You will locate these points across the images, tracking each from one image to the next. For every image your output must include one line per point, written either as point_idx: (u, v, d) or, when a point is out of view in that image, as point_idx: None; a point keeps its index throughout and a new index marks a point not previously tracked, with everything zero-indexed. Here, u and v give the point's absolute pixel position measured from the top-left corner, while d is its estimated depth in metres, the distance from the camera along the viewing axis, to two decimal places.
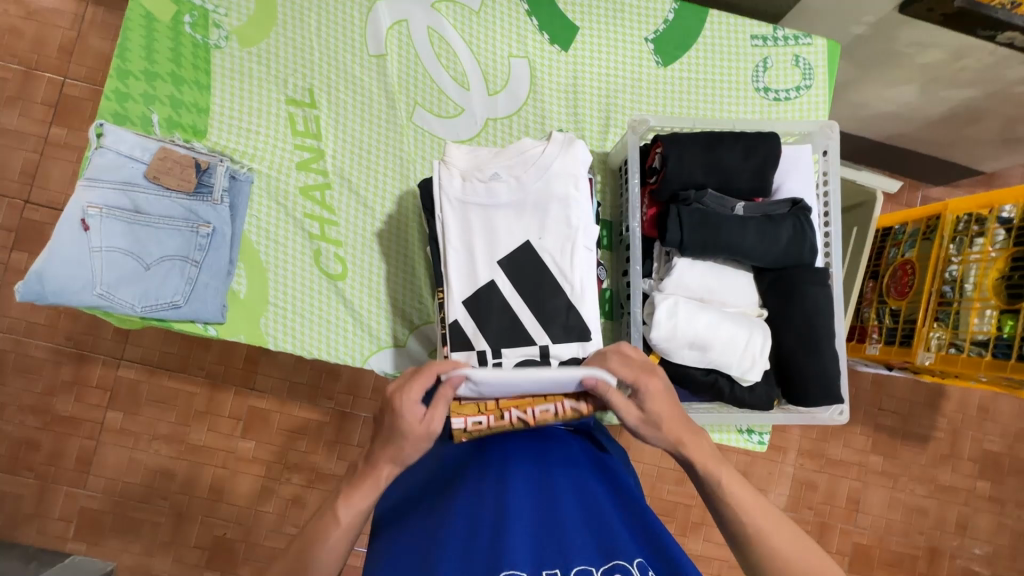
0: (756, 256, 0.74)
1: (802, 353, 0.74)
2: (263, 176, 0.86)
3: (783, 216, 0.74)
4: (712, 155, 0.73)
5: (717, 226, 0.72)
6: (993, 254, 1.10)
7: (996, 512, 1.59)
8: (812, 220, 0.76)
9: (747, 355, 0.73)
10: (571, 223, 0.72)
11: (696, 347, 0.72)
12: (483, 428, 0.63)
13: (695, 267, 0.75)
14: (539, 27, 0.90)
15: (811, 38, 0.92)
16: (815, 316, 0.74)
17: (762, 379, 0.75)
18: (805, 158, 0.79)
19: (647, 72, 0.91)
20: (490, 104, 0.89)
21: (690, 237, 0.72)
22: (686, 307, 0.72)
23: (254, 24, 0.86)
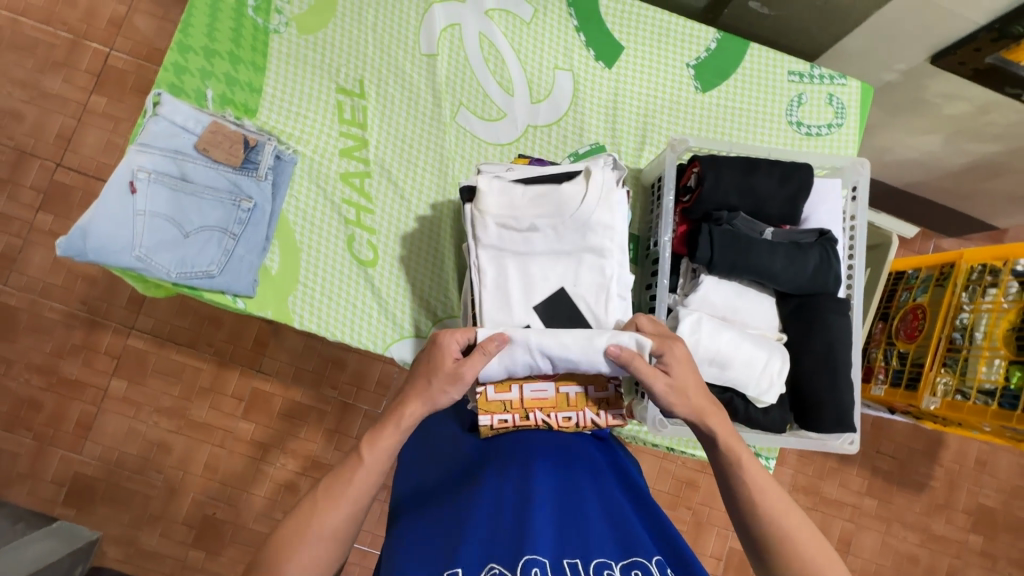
0: (785, 282, 0.75)
1: (818, 381, 0.75)
2: (307, 159, 0.88)
3: (811, 245, 0.76)
4: (748, 179, 0.76)
5: (747, 247, 0.73)
6: (1006, 304, 1.12)
7: (986, 568, 1.59)
8: (837, 252, 0.78)
9: (765, 376, 0.74)
10: (606, 272, 0.75)
11: (717, 365, 0.73)
12: (508, 426, 0.69)
13: (721, 286, 0.76)
14: (586, 43, 0.93)
15: (846, 79, 0.95)
16: (834, 344, 0.75)
17: (777, 403, 0.77)
18: (835, 190, 0.81)
19: (686, 95, 0.95)
20: (531, 112, 0.92)
21: (720, 255, 0.73)
22: (710, 325, 0.74)
23: (315, 13, 0.89)
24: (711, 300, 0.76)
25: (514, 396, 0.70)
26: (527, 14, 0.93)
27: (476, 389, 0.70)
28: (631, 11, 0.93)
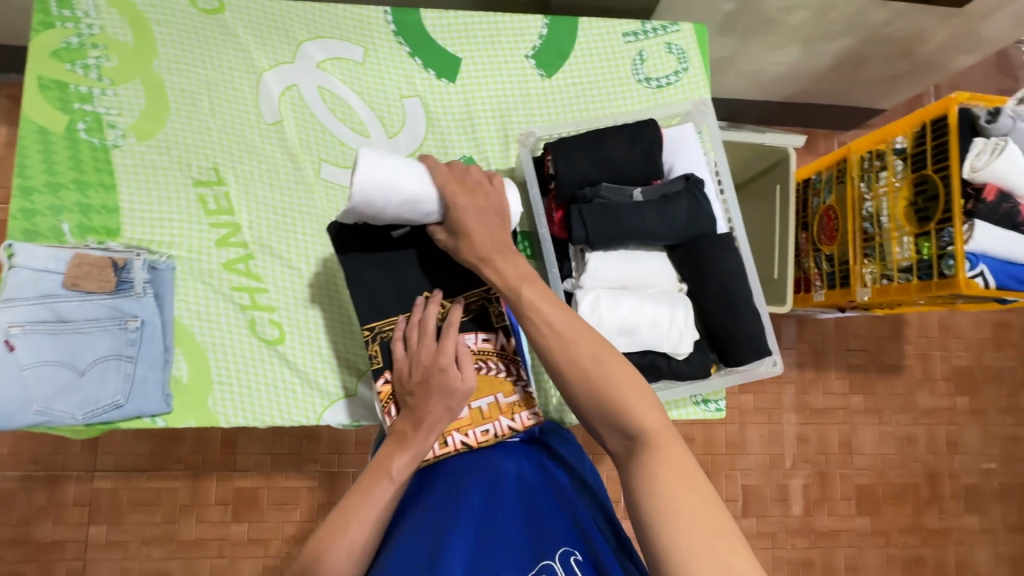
0: (666, 233, 0.77)
1: (727, 317, 0.77)
2: (184, 261, 0.87)
3: (678, 194, 0.78)
4: (599, 151, 0.77)
5: (618, 214, 0.75)
6: (897, 183, 1.16)
7: (981, 424, 1.80)
8: (706, 191, 0.81)
9: (674, 328, 0.76)
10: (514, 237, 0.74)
11: (625, 331, 0.75)
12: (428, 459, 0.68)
13: (608, 258, 0.77)
14: (424, 65, 0.95)
15: (677, 25, 0.99)
16: (728, 276, 0.77)
17: (696, 349, 0.79)
18: (689, 135, 0.83)
19: (533, 85, 0.96)
20: (392, 145, 0.93)
21: (594, 231, 0.75)
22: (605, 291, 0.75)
23: (149, 117, 0.88)
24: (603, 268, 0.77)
25: None
26: (358, 55, 0.94)
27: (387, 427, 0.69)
28: (456, 24, 0.95)
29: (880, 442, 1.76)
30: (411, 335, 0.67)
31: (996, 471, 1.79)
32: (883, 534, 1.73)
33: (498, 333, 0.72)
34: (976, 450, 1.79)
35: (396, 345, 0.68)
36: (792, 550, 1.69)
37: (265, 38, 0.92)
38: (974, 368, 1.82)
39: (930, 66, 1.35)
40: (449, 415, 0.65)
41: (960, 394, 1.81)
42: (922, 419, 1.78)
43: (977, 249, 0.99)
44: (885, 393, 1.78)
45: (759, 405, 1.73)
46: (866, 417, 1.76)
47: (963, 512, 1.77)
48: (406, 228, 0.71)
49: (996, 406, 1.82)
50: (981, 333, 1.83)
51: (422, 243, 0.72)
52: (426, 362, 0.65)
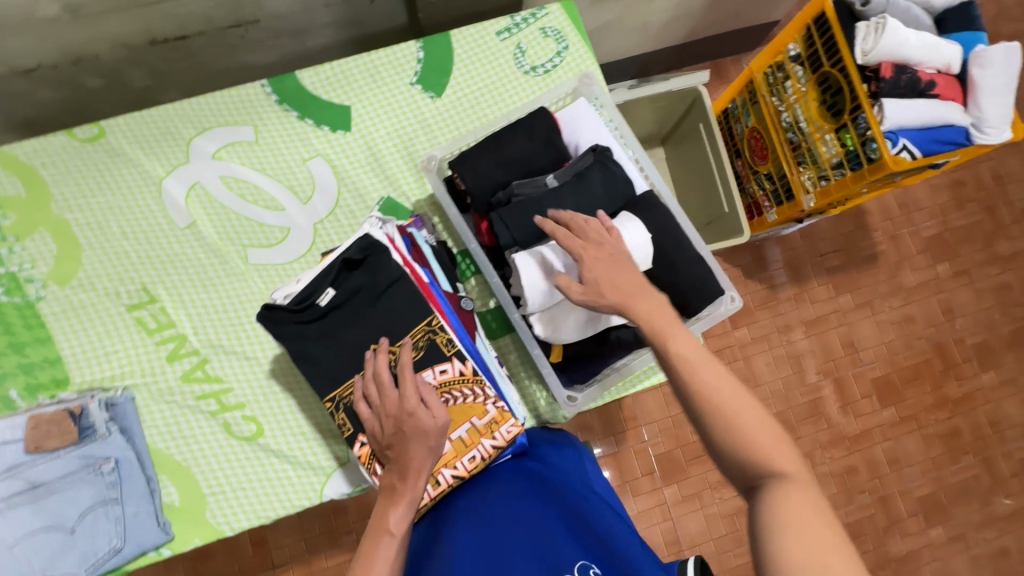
0: (594, 210, 0.77)
1: (672, 273, 0.78)
2: (142, 387, 0.85)
3: (589, 169, 0.79)
4: (501, 153, 0.78)
5: (536, 208, 0.75)
6: (803, 87, 1.17)
7: (968, 283, 1.83)
8: (615, 157, 0.82)
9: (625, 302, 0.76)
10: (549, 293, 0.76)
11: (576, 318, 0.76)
12: (427, 501, 0.69)
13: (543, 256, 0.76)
14: (317, 123, 0.95)
15: (545, 9, 1.00)
16: (662, 231, 0.78)
17: None
18: (585, 108, 0.84)
19: (427, 108, 0.97)
20: (310, 210, 0.93)
21: (518, 232, 0.75)
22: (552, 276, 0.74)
23: (64, 261, 0.87)
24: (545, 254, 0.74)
25: None
26: (250, 134, 0.94)
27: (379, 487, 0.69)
28: (334, 76, 0.96)
29: (880, 332, 1.78)
30: (370, 391, 0.66)
31: (997, 323, 1.81)
32: (913, 419, 1.74)
33: (453, 360, 0.68)
34: (972, 310, 1.81)
35: (360, 406, 0.67)
36: (832, 463, 1.69)
37: (153, 147, 0.91)
38: (943, 233, 1.85)
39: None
40: (433, 454, 0.64)
41: (939, 262, 1.83)
42: (913, 297, 1.80)
43: (893, 126, 1.00)
44: (869, 284, 1.80)
45: (756, 335, 1.74)
46: (859, 312, 1.78)
47: (980, 371, 1.78)
48: (331, 294, 0.68)
49: (977, 262, 1.84)
50: (938, 199, 1.87)
51: (351, 303, 0.69)
52: (393, 411, 0.65)
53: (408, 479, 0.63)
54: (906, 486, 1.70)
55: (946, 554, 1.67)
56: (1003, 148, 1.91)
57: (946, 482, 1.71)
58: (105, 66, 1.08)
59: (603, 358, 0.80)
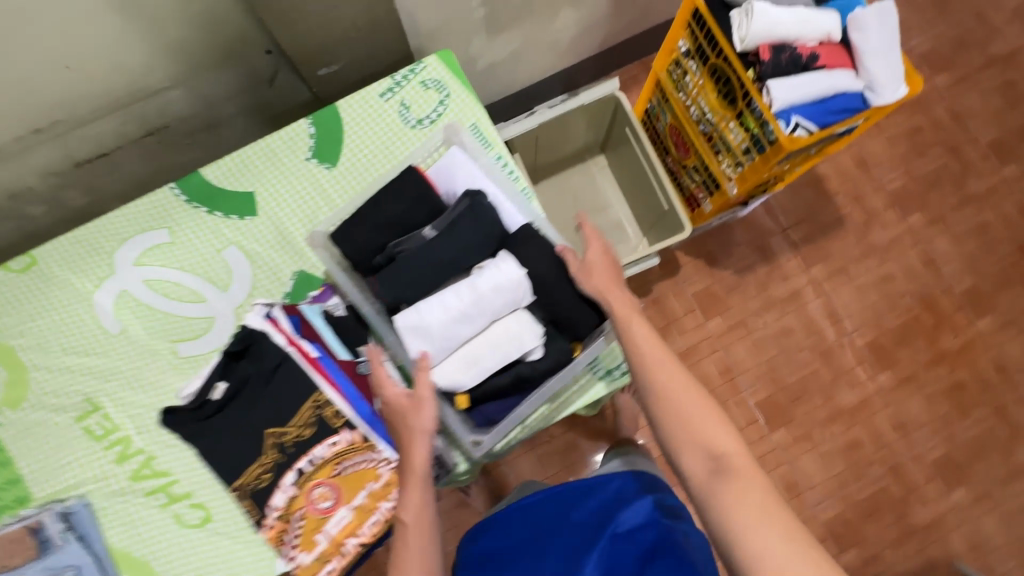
0: (475, 253, 0.83)
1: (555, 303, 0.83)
2: (96, 490, 0.90)
3: (459, 218, 0.82)
4: (373, 216, 0.82)
5: (411, 266, 0.79)
6: (700, 80, 1.17)
7: (945, 230, 1.76)
8: (486, 199, 0.85)
9: (516, 337, 0.80)
10: (447, 348, 0.79)
11: (468, 363, 0.79)
12: (338, 570, 0.83)
13: (429, 315, 0.78)
14: (226, 214, 1.00)
15: (423, 63, 1.04)
16: (543, 266, 0.83)
17: (550, 344, 0.83)
18: (456, 156, 0.88)
19: (326, 180, 1.01)
20: (229, 296, 0.97)
21: (397, 289, 0.79)
22: (434, 331, 0.78)
23: (13, 386, 0.94)
24: (424, 307, 0.78)
25: (324, 541, 0.82)
26: (166, 237, 0.99)
27: (294, 566, 0.82)
28: (235, 167, 1.02)
29: (860, 297, 1.72)
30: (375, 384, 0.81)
31: (985, 265, 1.73)
32: (912, 380, 1.67)
33: (342, 431, 0.82)
34: (954, 256, 1.74)
35: (285, 477, 0.81)
36: (833, 440, 1.64)
37: (80, 265, 0.98)
38: (909, 183, 1.79)
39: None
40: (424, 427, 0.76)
41: (910, 214, 1.77)
42: (888, 254, 1.75)
43: (783, 105, 0.99)
44: (839, 249, 1.75)
45: (731, 323, 1.71)
46: (834, 280, 1.73)
47: (976, 319, 1.70)
48: (222, 387, 0.81)
49: (950, 207, 1.77)
50: (897, 150, 1.81)
51: (240, 393, 0.82)
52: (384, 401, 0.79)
53: (410, 467, 0.76)
54: (918, 451, 1.63)
55: (974, 516, 1.59)
56: (956, 85, 1.86)
57: (960, 441, 1.63)
58: (41, 194, 1.16)
59: (510, 396, 0.82)
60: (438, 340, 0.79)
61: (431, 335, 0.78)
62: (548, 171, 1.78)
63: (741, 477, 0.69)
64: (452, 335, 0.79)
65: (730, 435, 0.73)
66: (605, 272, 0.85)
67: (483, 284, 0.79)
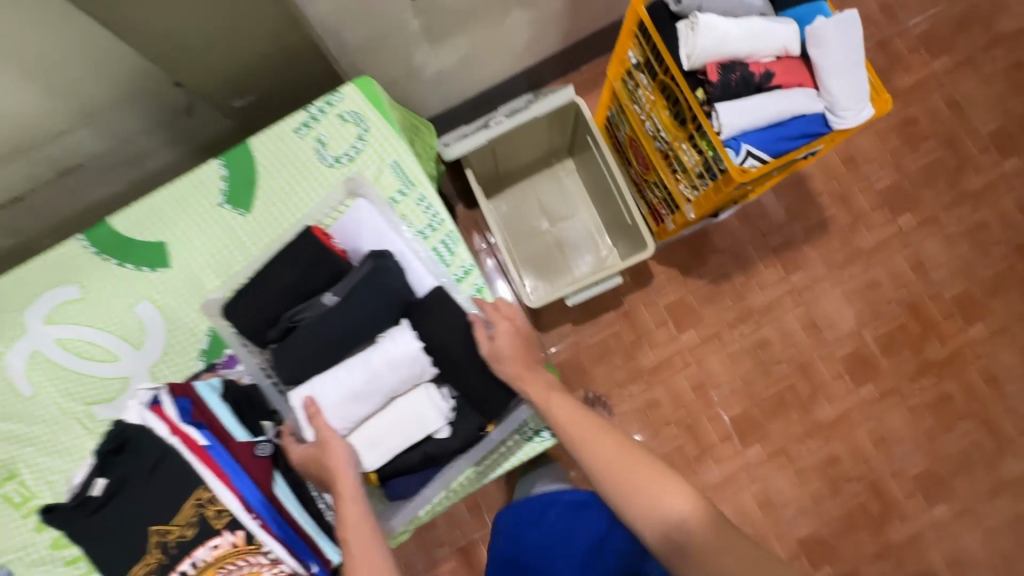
0: (376, 323, 0.86)
1: (457, 380, 0.87)
2: (16, 559, 0.88)
3: (356, 291, 0.84)
4: (270, 291, 0.85)
5: (306, 342, 0.83)
6: (652, 95, 1.07)
7: (937, 231, 1.65)
8: (386, 265, 0.86)
9: (418, 415, 0.85)
10: (347, 426, 0.84)
11: (372, 444, 0.84)
12: None
13: (327, 396, 0.82)
14: (136, 266, 0.95)
15: (340, 93, 0.95)
16: (444, 336, 0.86)
17: (459, 423, 0.87)
18: (356, 216, 0.90)
19: (239, 227, 0.95)
20: (144, 354, 0.93)
21: (293, 365, 0.83)
22: (331, 412, 0.82)
23: None
24: (320, 389, 0.82)
25: None
26: (75, 292, 0.94)
27: None
28: (143, 214, 0.95)
29: (843, 305, 1.64)
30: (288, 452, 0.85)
31: (978, 268, 1.63)
32: (894, 393, 1.60)
33: (224, 533, 0.77)
34: (945, 259, 1.64)
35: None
36: (810, 455, 1.58)
37: None
38: (900, 181, 1.67)
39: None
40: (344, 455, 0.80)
41: (900, 214, 1.66)
42: (874, 259, 1.65)
43: (733, 133, 0.89)
44: (822, 254, 1.66)
45: (705, 335, 1.64)
46: (816, 288, 1.65)
47: (965, 326, 1.61)
48: (100, 484, 0.77)
49: (943, 206, 1.66)
50: (888, 145, 1.69)
51: (118, 491, 0.77)
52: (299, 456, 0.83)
53: (342, 525, 0.75)
54: (898, 465, 1.57)
55: (955, 532, 1.54)
56: (956, 70, 1.71)
57: (943, 454, 1.57)
58: None
59: (421, 471, 0.88)
60: (336, 420, 0.83)
61: (329, 418, 0.83)
62: (510, 180, 1.69)
63: (705, 543, 0.71)
64: (352, 416, 0.84)
65: (682, 493, 0.74)
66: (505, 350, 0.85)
67: (383, 362, 0.83)
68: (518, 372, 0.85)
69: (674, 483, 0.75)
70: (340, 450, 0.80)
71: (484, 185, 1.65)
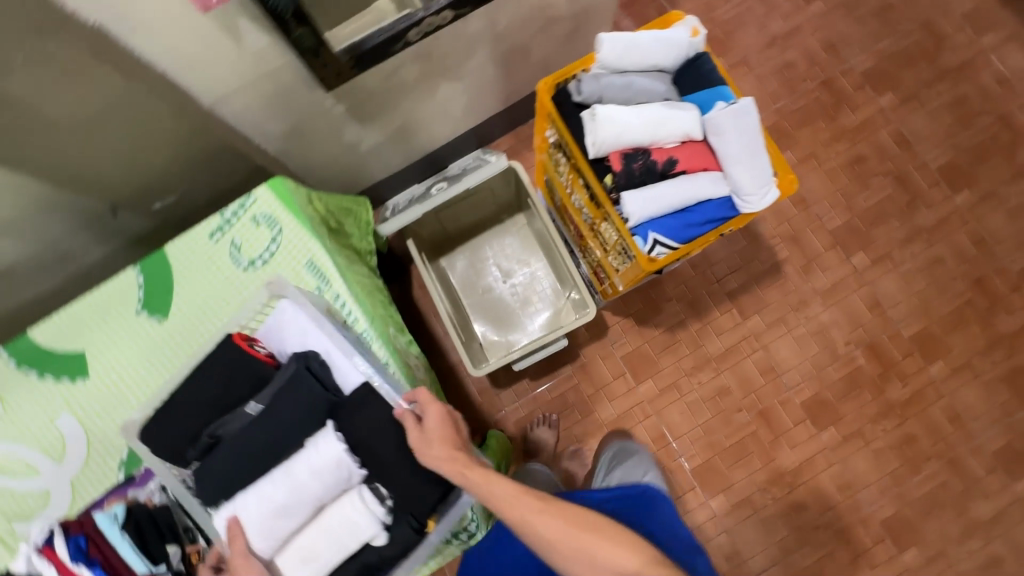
0: (302, 427, 0.83)
1: (390, 478, 0.83)
2: None
3: (276, 396, 0.83)
4: (191, 403, 0.84)
5: (227, 452, 0.81)
6: (571, 174, 1.06)
7: (892, 268, 1.64)
8: (309, 367, 0.86)
9: (347, 524, 0.79)
10: (275, 543, 0.81)
11: (304, 561, 0.79)
12: None
13: (245, 514, 0.79)
14: (56, 377, 0.94)
15: (252, 197, 0.96)
16: (367, 437, 0.83)
17: (395, 527, 0.83)
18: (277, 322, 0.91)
19: (157, 334, 0.95)
20: (65, 467, 0.93)
21: (214, 477, 0.81)
22: (252, 533, 0.79)
23: None
24: (242, 508, 0.79)
25: None
26: None
27: None
28: (63, 325, 0.95)
29: (800, 348, 1.62)
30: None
31: (935, 304, 1.62)
32: (858, 436, 1.57)
33: None
34: (901, 296, 1.63)
35: None
36: (776, 504, 1.56)
37: None
38: (852, 220, 1.67)
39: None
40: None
41: (854, 253, 1.65)
42: (830, 300, 1.64)
43: (640, 221, 0.89)
44: (778, 297, 1.65)
45: (663, 385, 1.62)
46: (773, 332, 1.63)
47: (925, 364, 1.60)
48: None
49: (897, 242, 1.65)
50: (838, 184, 1.69)
51: None
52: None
53: None
54: (865, 511, 1.54)
55: None
56: (902, 106, 1.71)
57: (910, 497, 1.54)
58: None
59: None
60: (259, 541, 0.80)
61: (250, 538, 0.79)
62: (462, 239, 1.69)
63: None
64: (275, 534, 0.80)
65: (623, 551, 0.79)
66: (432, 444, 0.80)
67: (298, 475, 0.79)
68: (447, 461, 0.79)
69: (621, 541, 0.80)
70: (250, 575, 0.76)
71: (427, 251, 1.65)
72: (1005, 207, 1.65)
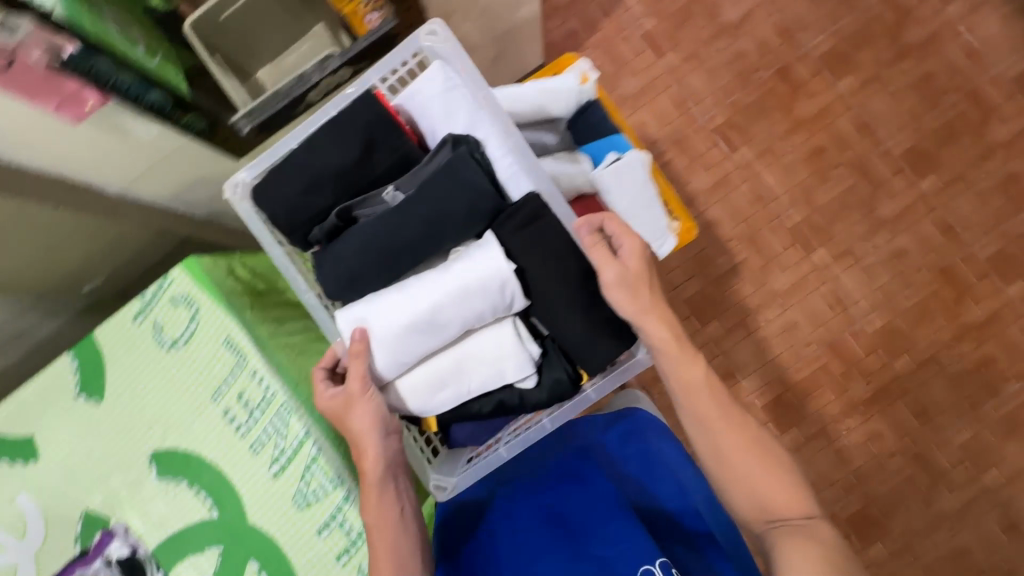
0: (452, 225, 0.94)
1: (562, 309, 0.95)
2: None
3: (434, 188, 0.92)
4: (344, 178, 0.97)
5: (392, 218, 0.93)
6: None
7: (854, 263, 1.59)
8: (461, 152, 0.94)
9: (495, 356, 0.97)
10: (409, 358, 0.95)
11: (440, 384, 0.97)
12: None
13: (395, 326, 0.92)
14: (9, 461, 1.00)
15: (169, 278, 0.99)
16: (540, 262, 0.93)
17: (544, 374, 1.00)
18: (428, 80, 0.98)
19: (96, 415, 1.00)
20: (26, 543, 0.99)
21: (376, 225, 0.93)
22: (378, 346, 0.92)
23: None
24: (374, 321, 0.92)
25: None
26: None
27: None
28: (9, 412, 1.00)
29: (761, 351, 1.61)
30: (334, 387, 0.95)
31: (899, 297, 1.58)
32: (821, 435, 1.57)
33: None
34: (864, 291, 1.59)
35: None
36: None
37: None
38: (811, 215, 1.62)
39: (488, 30, 1.24)
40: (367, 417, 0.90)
41: (814, 249, 1.61)
42: (791, 300, 1.61)
43: None
44: (737, 301, 1.62)
45: None
46: (732, 337, 1.62)
47: (890, 359, 1.57)
48: None
49: (859, 236, 1.60)
50: (796, 178, 1.63)
51: None
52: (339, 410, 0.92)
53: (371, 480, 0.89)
54: (830, 508, 1.55)
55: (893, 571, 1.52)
56: (862, 89, 1.63)
57: (875, 493, 1.55)
58: None
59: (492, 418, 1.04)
60: (398, 363, 0.95)
61: (389, 351, 0.93)
62: None
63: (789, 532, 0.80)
64: (413, 352, 0.94)
65: (781, 489, 0.84)
66: (620, 290, 0.89)
67: (453, 287, 0.91)
68: (641, 308, 0.89)
69: (779, 477, 0.84)
70: (372, 401, 0.90)
71: None
72: (974, 190, 1.58)
